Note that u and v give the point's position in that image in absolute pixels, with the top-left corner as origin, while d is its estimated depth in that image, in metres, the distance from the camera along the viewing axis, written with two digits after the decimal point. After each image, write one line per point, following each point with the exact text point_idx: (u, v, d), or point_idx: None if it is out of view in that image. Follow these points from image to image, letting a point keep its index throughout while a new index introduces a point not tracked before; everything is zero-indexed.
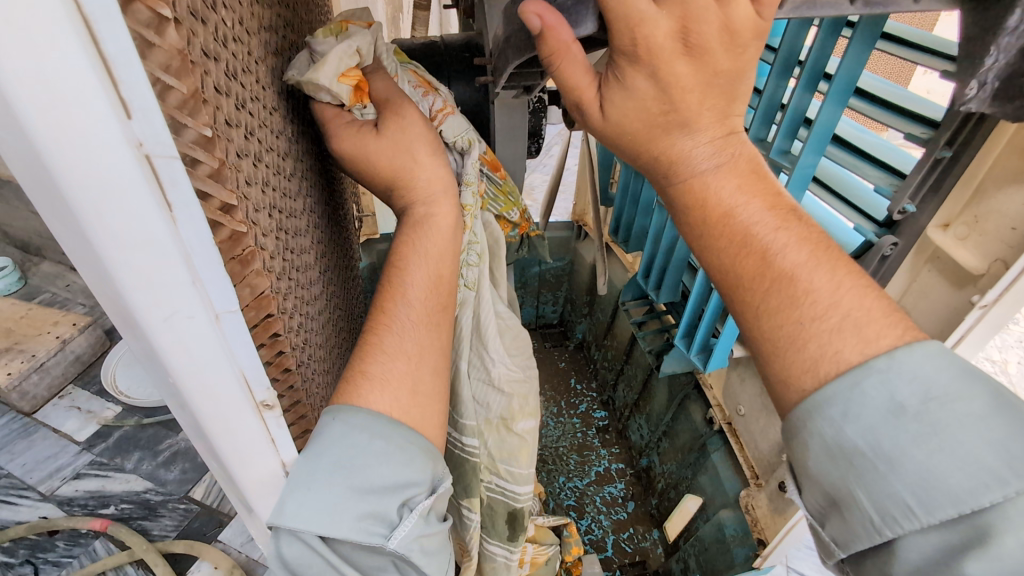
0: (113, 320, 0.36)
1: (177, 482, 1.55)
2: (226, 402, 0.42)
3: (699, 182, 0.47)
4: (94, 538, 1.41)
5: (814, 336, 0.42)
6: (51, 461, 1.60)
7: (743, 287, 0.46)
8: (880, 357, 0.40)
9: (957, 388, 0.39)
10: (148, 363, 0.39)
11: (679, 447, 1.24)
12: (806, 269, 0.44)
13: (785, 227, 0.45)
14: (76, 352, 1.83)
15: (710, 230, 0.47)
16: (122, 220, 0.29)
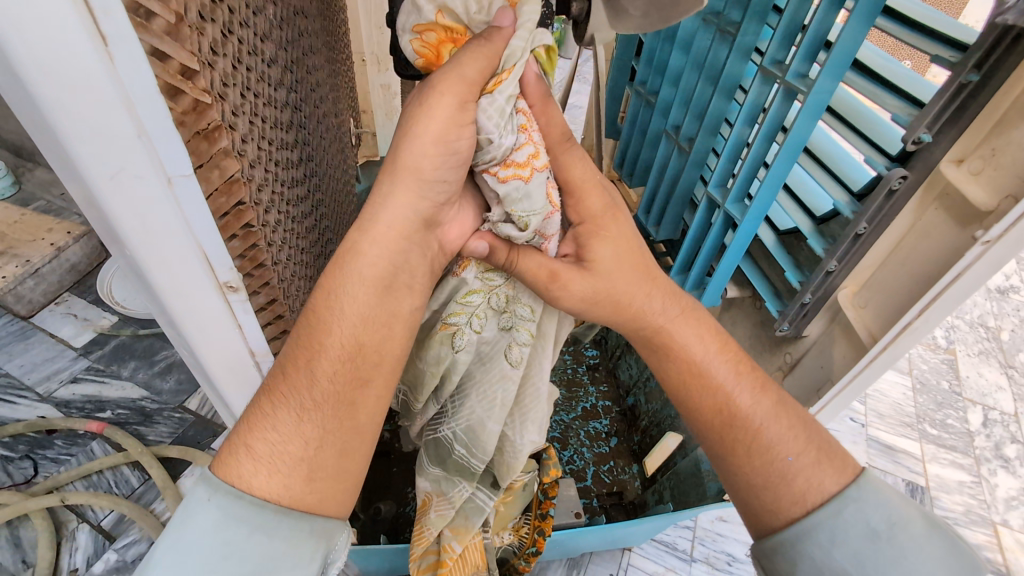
0: (62, 184, 0.35)
1: (172, 392, 1.58)
2: (186, 283, 0.41)
3: (668, 333, 0.71)
4: (91, 439, 1.46)
5: (797, 473, 0.65)
6: (49, 364, 1.63)
7: (729, 430, 0.68)
8: (852, 489, 0.63)
9: (899, 515, 0.61)
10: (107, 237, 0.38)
11: (664, 387, 1.26)
12: (769, 421, 0.67)
13: (750, 385, 0.69)
14: (71, 261, 1.83)
15: (695, 384, 0.70)
16: (52, 50, 0.27)
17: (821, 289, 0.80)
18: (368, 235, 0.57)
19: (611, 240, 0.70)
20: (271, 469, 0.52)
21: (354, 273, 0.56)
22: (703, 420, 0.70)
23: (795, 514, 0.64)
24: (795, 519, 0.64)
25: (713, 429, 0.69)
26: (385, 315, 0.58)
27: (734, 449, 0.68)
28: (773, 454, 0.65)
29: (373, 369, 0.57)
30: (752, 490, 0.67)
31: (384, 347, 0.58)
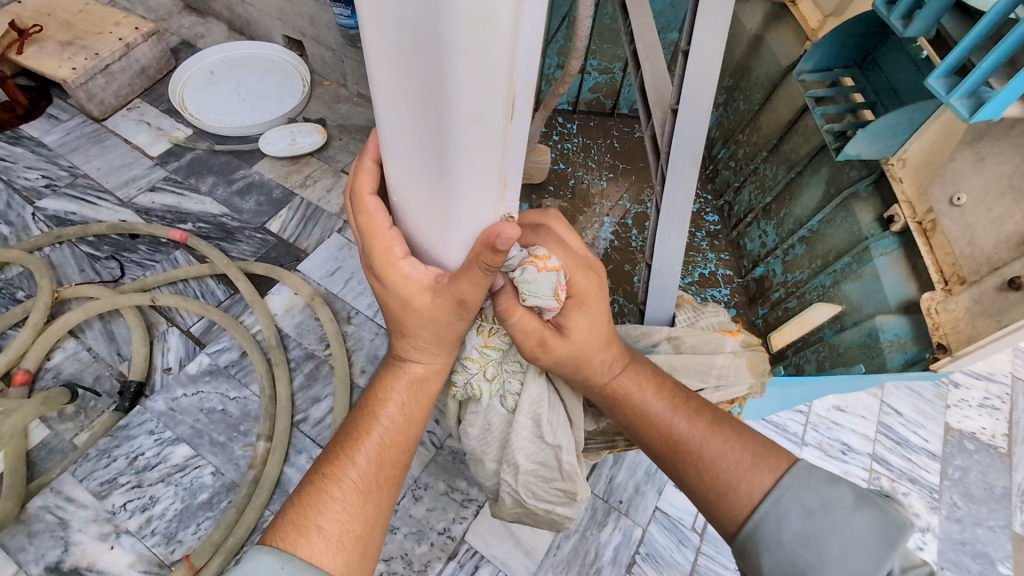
0: (422, 152, 0.41)
1: (253, 213, 1.49)
2: (458, 215, 0.45)
3: (680, 400, 0.63)
4: (174, 249, 1.40)
5: (739, 477, 0.56)
6: (126, 170, 1.54)
7: (675, 454, 0.61)
8: (786, 478, 0.54)
9: (830, 492, 0.53)
10: (413, 139, 0.41)
11: (819, 255, 1.08)
12: (701, 441, 0.60)
13: (723, 436, 0.60)
14: (141, 63, 1.67)
15: (721, 430, 0.60)
16: (474, 85, 0.35)
17: None
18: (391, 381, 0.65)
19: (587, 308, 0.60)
20: (337, 546, 0.56)
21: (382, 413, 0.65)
22: (652, 444, 0.63)
23: (740, 515, 0.55)
24: (755, 502, 0.55)
25: (662, 443, 0.62)
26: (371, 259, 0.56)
27: (676, 452, 0.61)
28: (710, 471, 0.58)
29: (392, 460, 0.64)
30: (709, 508, 0.58)
31: (406, 445, 0.66)
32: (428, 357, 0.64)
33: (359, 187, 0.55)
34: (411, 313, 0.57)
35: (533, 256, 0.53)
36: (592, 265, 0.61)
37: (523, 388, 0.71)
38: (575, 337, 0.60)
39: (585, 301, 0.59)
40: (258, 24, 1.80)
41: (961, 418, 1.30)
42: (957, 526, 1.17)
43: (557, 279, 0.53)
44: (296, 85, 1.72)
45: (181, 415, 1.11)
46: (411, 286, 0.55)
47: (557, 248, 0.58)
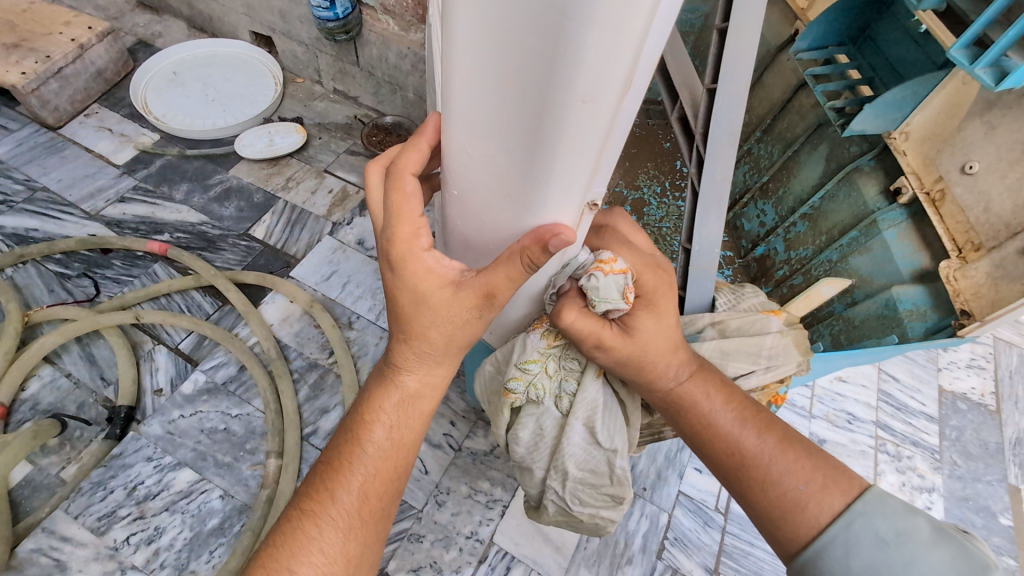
0: (516, 141, 0.41)
1: (234, 219, 1.41)
2: (542, 194, 0.44)
3: (752, 410, 0.63)
4: (152, 262, 1.31)
5: (808, 497, 0.57)
6: (90, 181, 1.43)
7: (741, 467, 0.61)
8: (858, 502, 0.56)
9: (906, 524, 0.54)
10: (506, 116, 0.39)
11: (822, 230, 1.11)
12: (773, 458, 0.60)
13: (790, 454, 0.60)
14: (97, 65, 1.55)
15: (794, 448, 0.60)
16: (594, 75, 0.34)
17: None
18: (381, 401, 0.58)
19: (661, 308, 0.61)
20: None
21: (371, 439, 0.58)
22: (711, 453, 0.63)
23: (805, 535, 0.56)
24: (823, 526, 0.56)
25: (727, 454, 0.62)
26: (389, 244, 0.52)
27: (741, 464, 0.61)
28: (779, 486, 0.58)
29: (387, 487, 0.58)
30: (772, 525, 0.59)
31: (401, 470, 0.59)
32: (419, 369, 0.57)
33: (404, 165, 0.52)
34: (416, 306, 0.53)
35: (600, 261, 0.56)
36: (660, 262, 0.62)
37: (579, 387, 0.67)
38: (642, 340, 0.60)
39: (653, 301, 0.61)
40: (221, 20, 1.70)
41: (953, 380, 1.35)
42: (959, 484, 1.21)
43: (622, 280, 0.56)
44: (268, 83, 1.64)
45: (181, 438, 1.05)
46: (430, 279, 0.52)
47: (625, 249, 0.60)
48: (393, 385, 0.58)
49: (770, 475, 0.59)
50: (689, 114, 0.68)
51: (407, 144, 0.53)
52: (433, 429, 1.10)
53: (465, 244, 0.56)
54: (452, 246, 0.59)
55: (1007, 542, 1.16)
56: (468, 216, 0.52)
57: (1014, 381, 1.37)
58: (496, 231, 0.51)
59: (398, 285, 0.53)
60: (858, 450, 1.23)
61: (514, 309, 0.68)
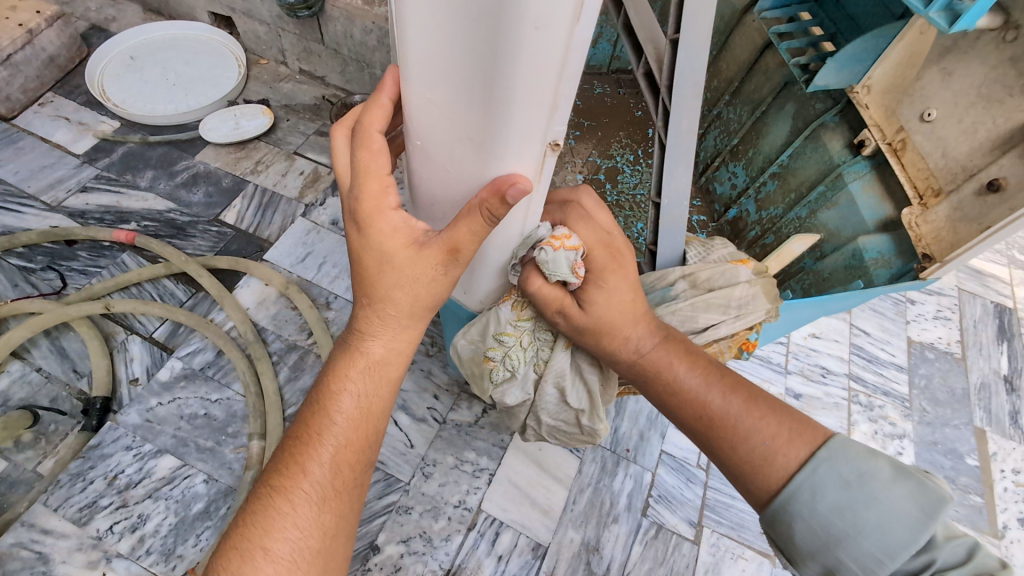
0: (471, 77, 0.40)
1: (203, 205, 1.38)
2: (503, 138, 0.44)
3: (721, 373, 0.64)
4: (120, 252, 1.28)
5: (778, 451, 0.57)
6: (50, 172, 1.39)
7: (710, 429, 0.61)
8: (822, 449, 0.55)
9: (868, 466, 0.53)
10: (460, 50, 0.39)
11: (791, 188, 1.12)
12: (740, 417, 0.60)
13: (755, 409, 0.60)
14: (48, 51, 1.50)
15: (761, 404, 0.60)
16: None
17: None
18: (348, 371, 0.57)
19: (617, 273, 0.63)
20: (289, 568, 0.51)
21: (339, 411, 0.57)
22: (683, 417, 0.64)
23: (772, 485, 0.56)
24: (789, 475, 0.56)
25: (696, 420, 0.62)
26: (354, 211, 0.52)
27: (711, 427, 0.61)
28: (747, 445, 0.58)
29: (357, 460, 0.58)
30: (743, 482, 0.59)
31: (371, 441, 0.59)
32: (385, 335, 0.57)
33: (370, 120, 0.51)
34: (382, 271, 0.53)
35: (552, 237, 0.59)
36: (614, 237, 0.63)
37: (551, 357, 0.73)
38: (597, 312, 0.63)
39: (601, 277, 0.62)
40: (178, 1, 1.65)
41: (921, 331, 1.40)
42: (928, 429, 1.26)
43: (570, 257, 0.60)
44: (230, 65, 1.60)
45: (160, 425, 1.04)
46: (398, 238, 0.51)
47: (582, 224, 0.63)
48: (361, 354, 0.57)
49: (739, 432, 0.59)
50: (654, 69, 0.68)
51: (369, 100, 0.52)
52: (417, 403, 1.10)
53: (431, 200, 0.55)
54: (420, 206, 0.58)
55: (974, 481, 1.21)
56: (431, 168, 0.52)
57: (978, 329, 1.42)
58: (463, 183, 0.50)
59: (364, 250, 0.53)
60: (832, 402, 1.26)
61: (488, 275, 0.68)
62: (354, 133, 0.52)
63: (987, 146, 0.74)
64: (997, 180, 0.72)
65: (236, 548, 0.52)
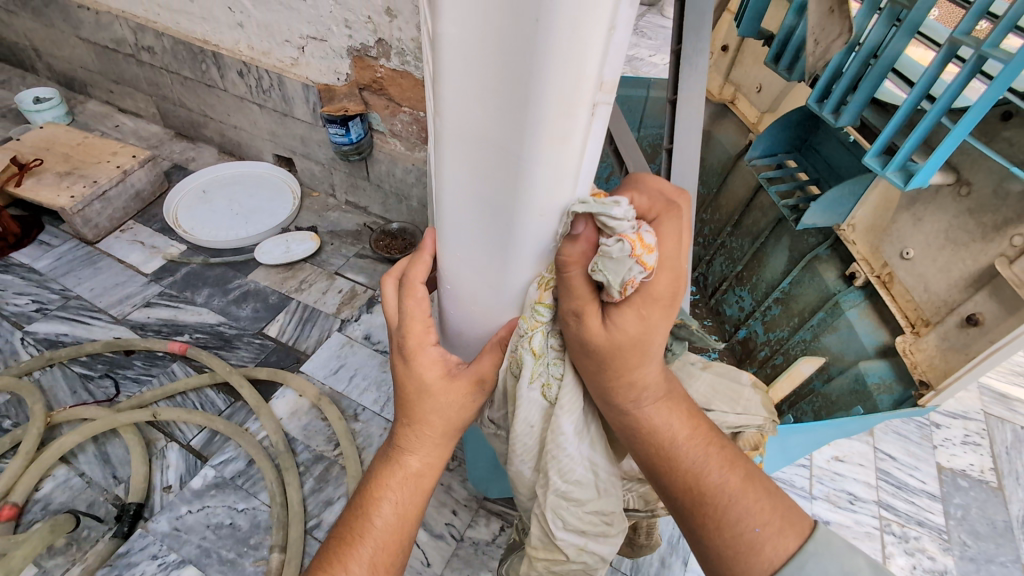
0: (491, 244, 0.51)
1: (250, 319, 1.51)
2: (517, 283, 0.54)
3: (728, 453, 0.57)
4: (171, 361, 1.39)
5: (765, 539, 0.54)
6: (120, 289, 1.56)
7: (698, 500, 0.55)
8: (808, 542, 0.54)
9: (851, 564, 0.53)
10: (483, 228, 0.49)
11: (794, 312, 1.18)
12: (732, 494, 0.55)
13: (748, 492, 0.55)
14: (136, 187, 1.75)
15: (755, 487, 0.56)
16: (547, 193, 0.45)
17: None
18: (389, 477, 0.62)
19: (642, 308, 0.49)
20: None
21: (377, 516, 0.61)
22: (668, 483, 0.57)
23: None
24: (774, 569, 0.53)
25: (685, 490, 0.56)
26: (401, 350, 0.60)
27: (703, 514, 0.55)
28: (735, 528, 0.54)
29: (392, 560, 0.61)
30: (719, 565, 0.55)
31: (405, 546, 0.63)
32: (422, 449, 0.62)
33: (415, 275, 0.60)
34: (419, 397, 0.60)
35: (637, 236, 0.43)
36: (681, 271, 0.49)
37: (562, 381, 0.56)
38: (623, 333, 0.49)
39: (648, 304, 0.49)
40: (248, 145, 1.93)
41: (950, 457, 1.37)
42: (972, 566, 1.19)
43: (634, 271, 0.44)
44: (287, 197, 1.83)
45: (186, 534, 1.07)
46: (435, 369, 0.59)
47: (670, 242, 0.47)
48: (399, 464, 0.62)
49: (728, 521, 0.54)
50: None
51: (414, 256, 0.61)
52: (436, 519, 1.11)
53: (456, 330, 0.64)
54: (448, 337, 0.67)
55: None
56: (456, 308, 0.61)
57: (1011, 457, 1.38)
58: (486, 320, 0.60)
59: (405, 379, 0.60)
60: (864, 532, 1.22)
61: None
62: (399, 285, 0.61)
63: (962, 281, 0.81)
64: (973, 314, 0.79)
65: None
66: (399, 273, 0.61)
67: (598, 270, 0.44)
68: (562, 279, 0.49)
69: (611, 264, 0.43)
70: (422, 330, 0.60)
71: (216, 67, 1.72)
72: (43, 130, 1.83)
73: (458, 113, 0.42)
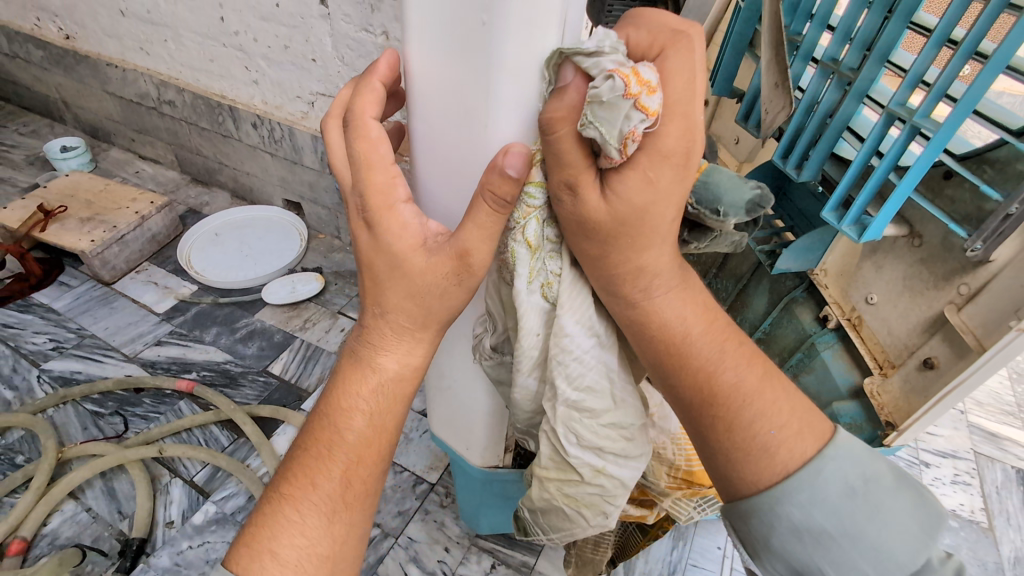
0: (459, 118, 0.53)
1: (255, 357, 1.58)
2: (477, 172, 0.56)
3: (750, 350, 0.60)
4: (178, 399, 1.45)
5: (781, 442, 0.57)
6: (133, 327, 1.63)
7: (711, 402, 0.58)
8: (829, 447, 0.57)
9: (874, 470, 0.57)
10: (453, 107, 0.52)
11: (775, 352, 1.22)
12: (747, 393, 0.57)
13: (766, 391, 0.58)
14: (153, 230, 1.85)
15: (767, 386, 0.58)
16: (514, 65, 0.48)
17: None
18: (364, 379, 0.63)
19: (649, 169, 0.46)
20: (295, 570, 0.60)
21: (351, 425, 0.63)
22: (684, 387, 0.59)
23: (769, 477, 0.57)
24: (789, 472, 0.56)
25: (698, 391, 0.58)
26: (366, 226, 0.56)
27: (715, 417, 0.58)
28: (751, 430, 0.57)
29: (366, 463, 0.64)
30: (731, 466, 0.59)
31: (381, 448, 0.65)
32: (397, 349, 0.62)
33: (363, 109, 0.53)
34: (392, 291, 0.57)
35: (631, 71, 0.40)
36: (693, 117, 0.45)
37: (562, 272, 0.55)
38: (627, 203, 0.48)
39: (657, 162, 0.46)
40: (259, 190, 2.04)
41: (940, 496, 1.38)
42: None
43: (634, 120, 0.41)
44: (294, 239, 1.92)
45: (187, 569, 1.11)
46: (396, 236, 0.55)
47: (677, 80, 0.44)
48: (375, 364, 0.62)
49: (740, 420, 0.57)
50: None
51: (361, 88, 0.55)
52: (428, 556, 1.14)
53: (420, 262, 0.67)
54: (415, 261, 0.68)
55: None
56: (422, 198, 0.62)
57: (1002, 497, 1.39)
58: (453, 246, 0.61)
59: (373, 271, 0.57)
60: None
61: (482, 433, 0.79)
62: (369, 225, 0.56)
63: (920, 325, 0.87)
64: (930, 358, 0.84)
65: (256, 534, 0.62)
66: (360, 203, 0.56)
67: (589, 123, 0.42)
68: (549, 143, 0.45)
69: (607, 110, 0.41)
70: (380, 189, 0.54)
71: (232, 119, 1.84)
72: (68, 178, 1.94)
73: None
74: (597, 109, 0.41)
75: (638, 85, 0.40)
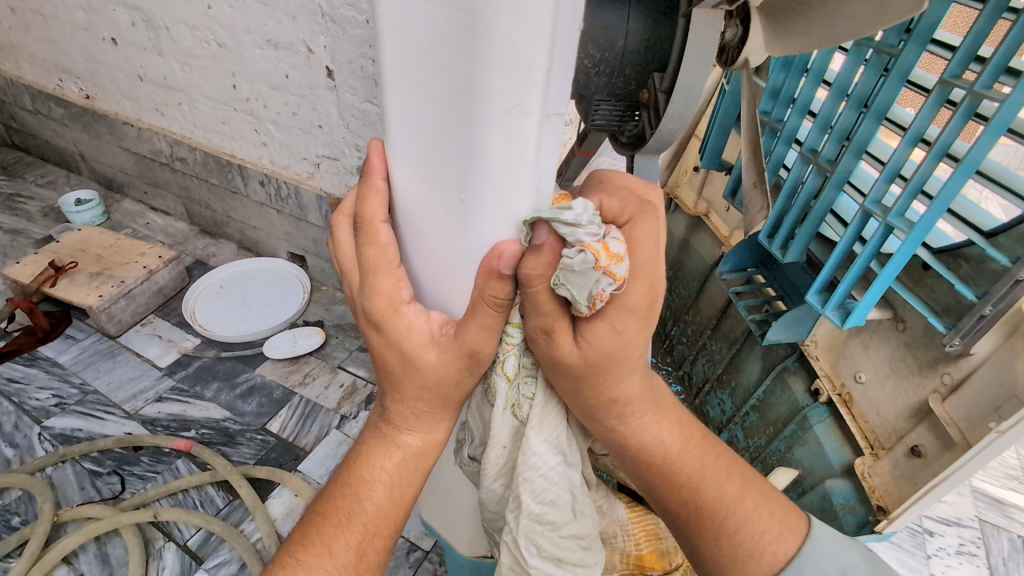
0: (449, 225, 0.50)
1: (254, 414, 1.59)
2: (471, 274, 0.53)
3: (726, 461, 0.63)
4: (176, 458, 1.46)
5: (765, 545, 0.61)
6: (135, 383, 1.66)
7: (695, 513, 0.61)
8: (805, 545, 0.62)
9: (847, 557, 0.62)
10: (440, 213, 0.49)
11: (770, 421, 1.22)
12: (727, 501, 0.61)
13: (745, 496, 0.62)
14: (159, 284, 1.89)
15: (743, 493, 0.62)
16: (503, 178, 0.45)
17: (1001, 300, 0.69)
18: (381, 453, 0.60)
19: (617, 321, 0.49)
20: None
21: (364, 499, 0.61)
22: (668, 499, 0.62)
23: None
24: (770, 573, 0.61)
25: (683, 501, 0.61)
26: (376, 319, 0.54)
27: (701, 524, 0.61)
28: (733, 537, 0.60)
29: (379, 536, 0.62)
30: (719, 566, 0.62)
31: (394, 519, 0.63)
32: (420, 428, 0.60)
33: (371, 212, 0.51)
34: (405, 381, 0.56)
35: (601, 244, 0.42)
36: (657, 277, 0.49)
37: (535, 393, 0.57)
38: (596, 348, 0.50)
39: (623, 315, 0.49)
40: (264, 242, 2.09)
41: (945, 568, 1.35)
42: None
43: (603, 283, 0.43)
44: (297, 292, 1.95)
45: None
46: (413, 334, 0.54)
47: (645, 245, 0.46)
48: (392, 440, 0.60)
49: (725, 524, 0.60)
50: None
51: (362, 187, 0.52)
52: None
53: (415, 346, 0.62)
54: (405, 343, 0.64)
55: None
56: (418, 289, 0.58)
57: (1009, 569, 1.36)
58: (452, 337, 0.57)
59: (384, 365, 0.56)
60: None
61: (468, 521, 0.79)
62: (378, 326, 0.54)
63: (908, 410, 0.87)
64: (918, 445, 0.85)
65: None
66: (365, 307, 0.55)
67: (560, 283, 0.43)
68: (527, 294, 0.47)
69: (577, 276, 0.42)
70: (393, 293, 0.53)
71: (241, 177, 1.90)
72: (80, 232, 2.00)
73: (404, 44, 0.41)
74: (567, 280, 0.43)
75: (610, 253, 0.42)
